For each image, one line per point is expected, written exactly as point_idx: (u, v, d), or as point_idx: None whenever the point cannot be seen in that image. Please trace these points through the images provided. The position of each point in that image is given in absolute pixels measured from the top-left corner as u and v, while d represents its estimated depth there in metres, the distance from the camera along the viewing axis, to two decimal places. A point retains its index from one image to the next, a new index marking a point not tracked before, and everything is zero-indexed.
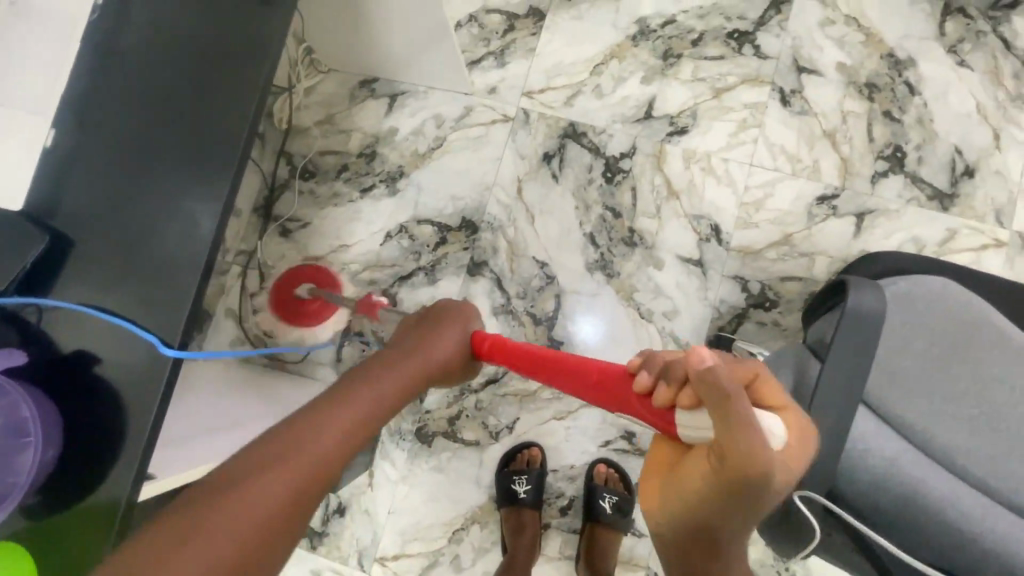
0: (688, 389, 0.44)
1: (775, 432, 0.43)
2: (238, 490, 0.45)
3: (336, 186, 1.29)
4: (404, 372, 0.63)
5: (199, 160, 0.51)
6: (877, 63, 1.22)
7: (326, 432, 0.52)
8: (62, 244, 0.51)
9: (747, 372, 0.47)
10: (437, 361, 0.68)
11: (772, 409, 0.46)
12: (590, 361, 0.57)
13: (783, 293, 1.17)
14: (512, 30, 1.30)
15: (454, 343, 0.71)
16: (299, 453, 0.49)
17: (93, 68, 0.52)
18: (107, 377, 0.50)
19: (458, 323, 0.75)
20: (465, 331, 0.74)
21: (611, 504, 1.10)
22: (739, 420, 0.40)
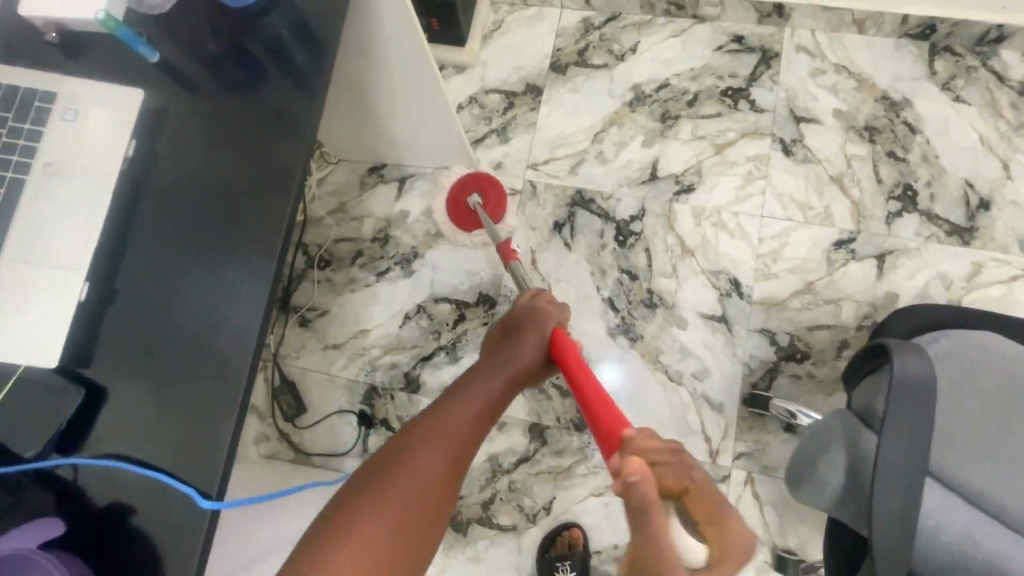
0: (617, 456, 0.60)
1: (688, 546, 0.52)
2: (404, 471, 0.64)
3: (352, 272, 1.30)
4: (503, 378, 0.81)
5: (232, 294, 0.52)
6: (873, 106, 1.24)
7: (454, 423, 0.71)
8: (96, 397, 0.50)
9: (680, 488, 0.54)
10: (523, 365, 0.85)
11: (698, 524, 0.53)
12: (610, 407, 0.68)
13: (813, 343, 1.14)
14: (511, 107, 1.35)
15: (534, 350, 0.87)
16: (437, 445, 0.68)
17: (123, 217, 0.53)
18: (143, 535, 0.48)
19: (537, 330, 0.89)
20: (543, 335, 0.89)
21: None
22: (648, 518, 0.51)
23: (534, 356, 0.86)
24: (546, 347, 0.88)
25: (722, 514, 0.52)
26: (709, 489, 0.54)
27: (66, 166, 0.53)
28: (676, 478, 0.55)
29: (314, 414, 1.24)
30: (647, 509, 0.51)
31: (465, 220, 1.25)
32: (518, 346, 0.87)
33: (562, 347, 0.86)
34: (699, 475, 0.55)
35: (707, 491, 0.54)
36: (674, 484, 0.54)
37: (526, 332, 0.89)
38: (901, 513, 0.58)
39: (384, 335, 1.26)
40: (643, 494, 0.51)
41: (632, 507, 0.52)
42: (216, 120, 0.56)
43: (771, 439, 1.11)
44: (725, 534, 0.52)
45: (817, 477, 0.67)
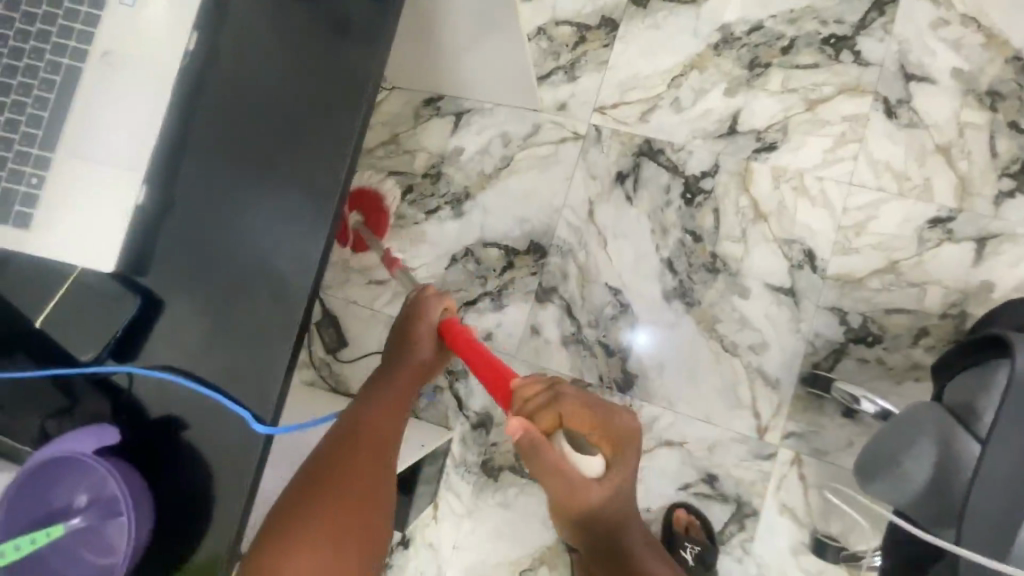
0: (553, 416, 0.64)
1: (594, 469, 0.64)
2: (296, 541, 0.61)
3: (400, 209, 1.26)
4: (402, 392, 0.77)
5: (291, 212, 0.49)
6: (1001, 68, 1.08)
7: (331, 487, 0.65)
8: (150, 306, 0.48)
9: (553, 418, 0.64)
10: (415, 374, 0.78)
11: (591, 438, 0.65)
12: (491, 368, 0.71)
13: (888, 328, 1.05)
14: (582, 43, 1.23)
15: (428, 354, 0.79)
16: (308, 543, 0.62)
17: (184, 121, 0.50)
18: (200, 453, 0.47)
19: (425, 333, 0.79)
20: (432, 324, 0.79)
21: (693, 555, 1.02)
22: (555, 475, 0.63)
23: (427, 350, 0.79)
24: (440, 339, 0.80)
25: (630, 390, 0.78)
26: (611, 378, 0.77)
27: (123, 57, 0.48)
28: (552, 412, 0.64)
29: (354, 347, 1.25)
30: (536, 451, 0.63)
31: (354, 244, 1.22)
32: (416, 347, 0.79)
33: (457, 338, 0.76)
34: (568, 402, 0.66)
35: (578, 412, 0.65)
36: (550, 420, 0.64)
37: (413, 337, 0.79)
38: (991, 526, 0.54)
39: (429, 276, 1.23)
40: (528, 437, 0.62)
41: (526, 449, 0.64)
42: (282, 18, 0.51)
43: (828, 423, 1.05)
44: (612, 432, 0.67)
45: (898, 471, 0.63)
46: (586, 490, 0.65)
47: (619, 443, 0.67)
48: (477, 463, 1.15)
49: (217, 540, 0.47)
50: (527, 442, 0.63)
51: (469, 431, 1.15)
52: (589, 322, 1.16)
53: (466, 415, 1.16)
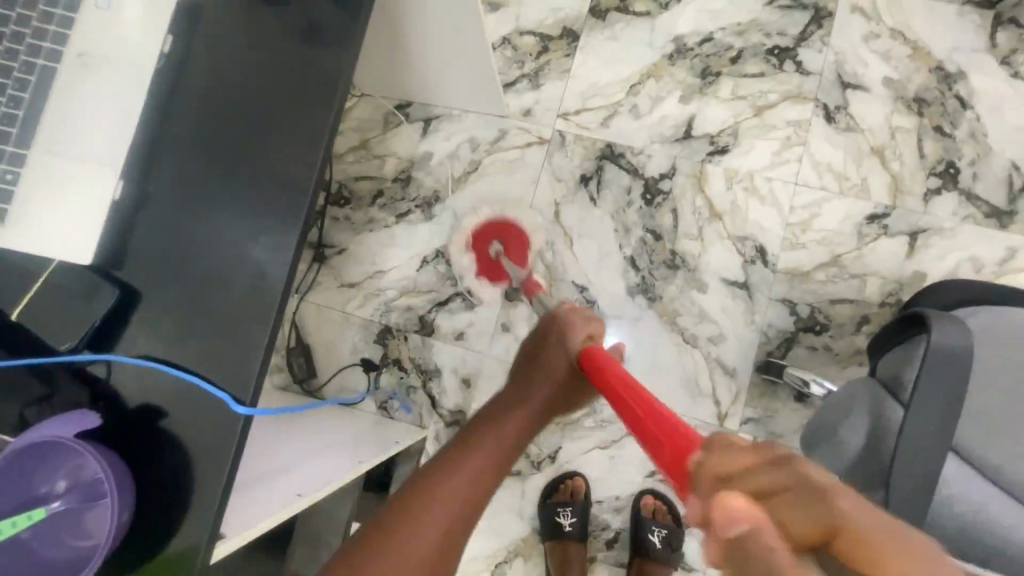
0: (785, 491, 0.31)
1: None
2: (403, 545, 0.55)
3: (371, 213, 1.28)
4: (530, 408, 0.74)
5: (266, 204, 0.51)
6: (926, 77, 1.18)
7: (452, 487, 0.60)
8: (127, 297, 0.50)
9: (817, 532, 0.28)
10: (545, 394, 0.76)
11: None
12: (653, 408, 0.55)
13: (834, 317, 1.13)
14: (545, 52, 1.29)
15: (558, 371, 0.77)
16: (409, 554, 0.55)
17: (159, 119, 0.52)
18: (178, 436, 0.49)
19: (558, 350, 0.78)
20: (569, 348, 0.77)
21: (660, 539, 1.06)
22: None
23: (562, 370, 0.77)
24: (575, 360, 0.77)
25: (933, 561, 0.27)
26: (872, 528, 0.28)
27: (98, 58, 0.50)
28: (787, 490, 0.32)
29: (327, 350, 1.26)
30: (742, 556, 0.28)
31: (494, 274, 1.17)
32: (546, 361, 0.78)
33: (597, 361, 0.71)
34: (847, 505, 0.29)
35: (861, 515, 0.28)
36: (783, 501, 0.31)
37: (546, 353, 0.79)
38: (918, 482, 0.58)
39: (400, 278, 1.25)
40: (725, 509, 0.30)
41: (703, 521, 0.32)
42: (255, 22, 0.53)
43: (782, 407, 1.12)
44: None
45: (836, 441, 0.68)
46: None
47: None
48: None
49: (193, 527, 0.48)
50: (718, 516, 0.30)
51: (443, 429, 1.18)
52: None
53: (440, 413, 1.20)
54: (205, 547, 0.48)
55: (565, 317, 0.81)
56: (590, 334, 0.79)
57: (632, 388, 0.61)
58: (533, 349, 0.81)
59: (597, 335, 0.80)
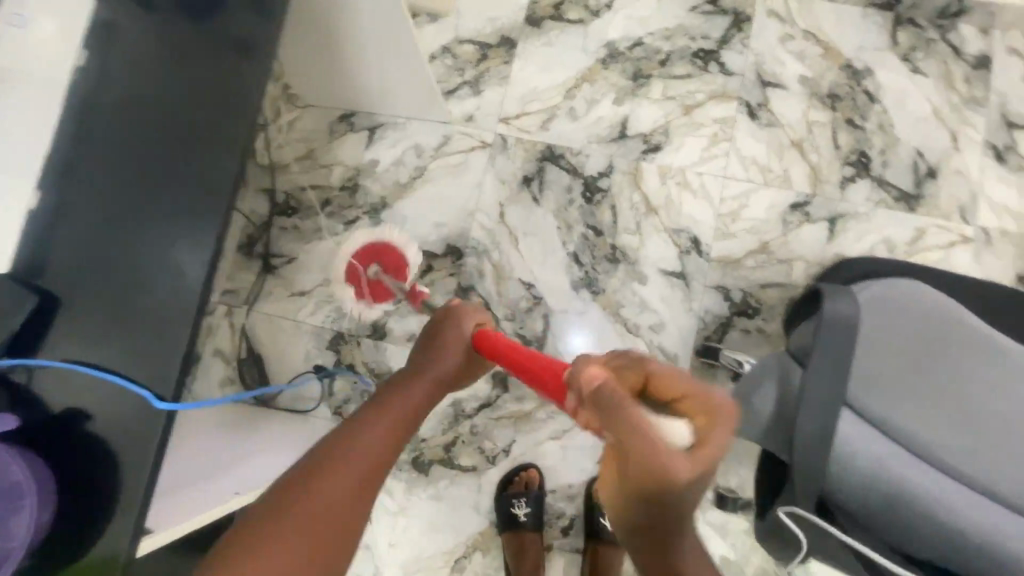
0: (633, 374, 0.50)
1: (682, 435, 0.46)
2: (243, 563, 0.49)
3: (320, 221, 1.30)
4: (415, 395, 0.64)
5: (183, 206, 0.53)
6: (837, 74, 1.27)
7: (309, 500, 0.52)
8: (48, 303, 0.51)
9: (634, 380, 0.50)
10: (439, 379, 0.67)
11: (668, 403, 0.49)
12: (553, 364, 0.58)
13: (765, 301, 1.20)
14: (485, 59, 1.34)
15: (451, 362, 0.68)
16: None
17: (75, 128, 0.54)
18: (103, 435, 0.50)
19: (455, 337, 0.69)
20: (466, 334, 0.69)
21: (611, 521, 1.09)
22: (632, 428, 0.45)
23: (454, 359, 0.68)
24: (473, 349, 0.69)
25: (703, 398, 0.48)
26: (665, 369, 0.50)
27: (16, 75, 0.53)
28: (637, 372, 0.51)
29: (279, 359, 1.26)
30: (616, 403, 0.46)
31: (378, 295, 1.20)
32: (442, 351, 0.68)
33: (496, 347, 0.65)
34: (660, 371, 0.50)
35: (673, 375, 0.49)
36: (634, 376, 0.50)
37: (442, 338, 0.69)
38: (813, 437, 0.65)
39: (351, 284, 1.27)
40: (605, 388, 0.47)
41: (595, 402, 0.48)
42: (170, 35, 0.56)
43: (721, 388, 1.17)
44: (707, 435, 0.46)
45: (750, 409, 0.74)
46: (670, 456, 0.44)
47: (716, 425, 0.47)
48: (408, 460, 1.18)
49: (121, 526, 0.49)
50: (606, 395, 0.47)
51: None
52: (506, 316, 1.23)
53: None
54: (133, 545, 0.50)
55: (457, 309, 0.72)
56: (481, 322, 0.71)
57: (539, 360, 0.59)
58: (425, 336, 0.71)
59: (490, 320, 0.74)
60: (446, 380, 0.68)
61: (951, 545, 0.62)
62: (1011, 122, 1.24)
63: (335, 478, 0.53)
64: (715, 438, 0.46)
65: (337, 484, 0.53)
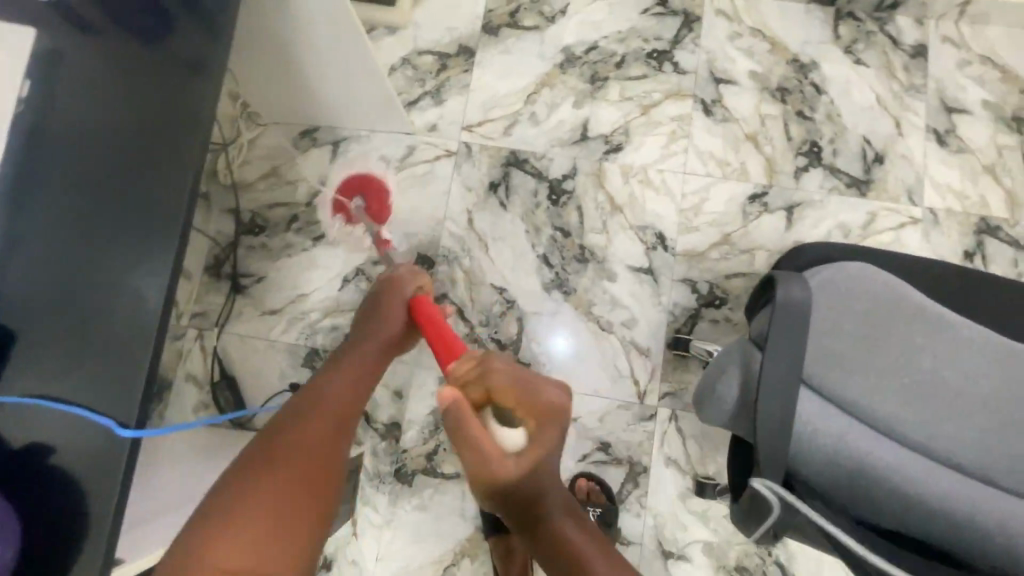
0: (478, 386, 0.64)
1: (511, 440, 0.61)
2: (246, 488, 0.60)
3: (288, 238, 1.29)
4: (370, 354, 0.84)
5: (137, 231, 0.53)
6: (785, 68, 1.32)
7: (279, 453, 0.64)
8: (4, 339, 0.51)
9: (512, 394, 0.61)
10: (377, 345, 0.85)
11: (524, 414, 0.61)
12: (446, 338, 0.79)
13: (730, 291, 1.23)
14: (444, 69, 1.35)
15: (393, 320, 0.88)
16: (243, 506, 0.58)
17: (20, 160, 0.53)
18: (66, 468, 0.50)
19: (397, 298, 0.91)
20: (404, 300, 0.90)
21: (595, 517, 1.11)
22: (471, 425, 0.59)
23: (397, 326, 0.88)
24: (410, 313, 0.89)
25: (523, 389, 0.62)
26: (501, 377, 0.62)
27: None
28: (480, 385, 0.64)
29: (254, 380, 1.25)
30: (489, 386, 0.63)
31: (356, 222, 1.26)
32: (381, 318, 0.88)
33: (426, 315, 0.85)
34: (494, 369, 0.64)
35: (503, 369, 0.63)
36: (495, 383, 0.62)
37: (387, 303, 0.90)
38: (774, 419, 0.68)
39: (323, 299, 1.26)
40: (490, 373, 0.64)
41: (482, 391, 0.64)
42: (116, 63, 0.56)
43: (693, 378, 1.20)
44: (536, 421, 0.60)
45: (716, 396, 0.76)
46: (495, 454, 0.58)
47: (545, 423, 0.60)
48: (391, 472, 1.18)
49: (88, 560, 0.49)
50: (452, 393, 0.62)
51: (379, 443, 1.19)
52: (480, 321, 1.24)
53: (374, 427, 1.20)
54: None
55: (396, 276, 0.96)
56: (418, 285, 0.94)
57: (434, 333, 0.81)
58: (375, 305, 0.91)
59: (425, 285, 0.97)
60: (391, 344, 0.87)
61: (913, 510, 0.64)
62: (949, 106, 1.30)
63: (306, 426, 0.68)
64: (552, 427, 0.60)
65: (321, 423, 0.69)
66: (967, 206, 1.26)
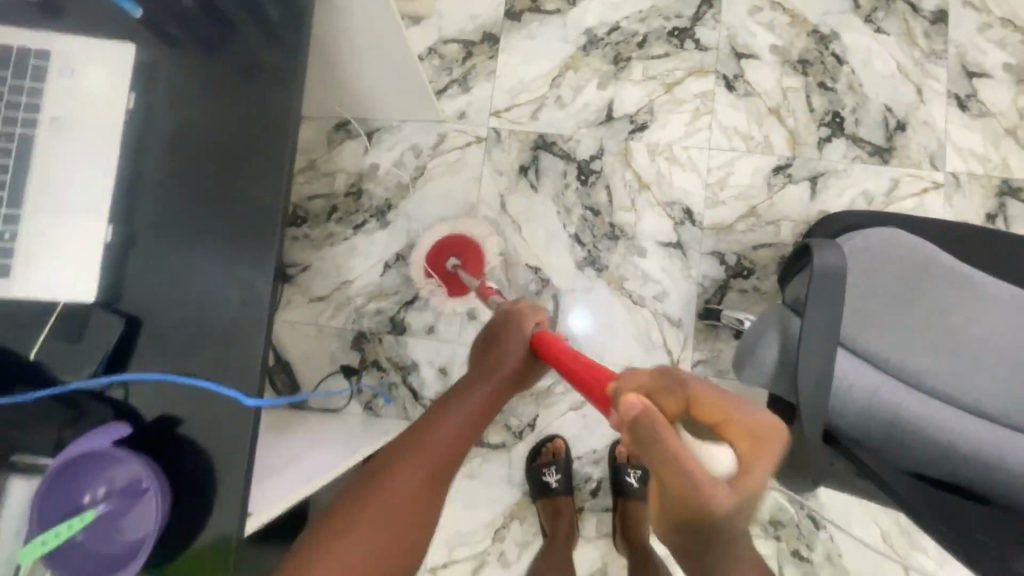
0: (673, 395, 0.48)
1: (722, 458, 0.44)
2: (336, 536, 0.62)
3: (329, 228, 1.35)
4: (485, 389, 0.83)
5: (242, 226, 0.59)
6: (805, 40, 1.34)
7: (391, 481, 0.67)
8: (133, 325, 0.57)
9: (679, 399, 0.48)
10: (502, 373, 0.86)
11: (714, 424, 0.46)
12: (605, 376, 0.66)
13: (758, 261, 1.28)
14: (471, 56, 1.39)
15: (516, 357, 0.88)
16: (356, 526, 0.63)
17: (131, 166, 0.59)
18: (197, 436, 0.56)
19: (517, 335, 0.90)
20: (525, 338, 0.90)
21: (636, 478, 1.17)
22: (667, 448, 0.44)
23: (515, 360, 0.87)
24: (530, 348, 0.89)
25: (756, 418, 0.45)
26: (710, 391, 0.47)
27: (71, 120, 0.57)
28: (674, 395, 0.48)
29: (305, 363, 1.32)
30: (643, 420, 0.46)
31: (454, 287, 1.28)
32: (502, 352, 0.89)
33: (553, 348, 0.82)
34: (695, 383, 0.48)
35: (705, 387, 0.48)
36: (676, 401, 0.48)
37: (505, 338, 0.90)
38: (816, 376, 0.73)
39: (367, 285, 1.33)
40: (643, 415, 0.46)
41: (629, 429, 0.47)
42: (205, 70, 0.61)
43: (725, 345, 1.26)
44: (740, 423, 0.45)
45: (755, 358, 0.82)
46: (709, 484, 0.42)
47: (765, 447, 0.45)
48: None
49: (224, 518, 0.56)
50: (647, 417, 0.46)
51: None
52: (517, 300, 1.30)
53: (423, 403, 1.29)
54: (237, 534, 0.56)
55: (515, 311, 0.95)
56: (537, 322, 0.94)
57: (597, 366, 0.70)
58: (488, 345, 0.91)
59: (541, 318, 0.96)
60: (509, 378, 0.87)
61: (948, 460, 0.68)
62: (970, 71, 1.32)
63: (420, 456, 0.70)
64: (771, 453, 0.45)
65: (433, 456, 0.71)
66: (988, 169, 1.29)
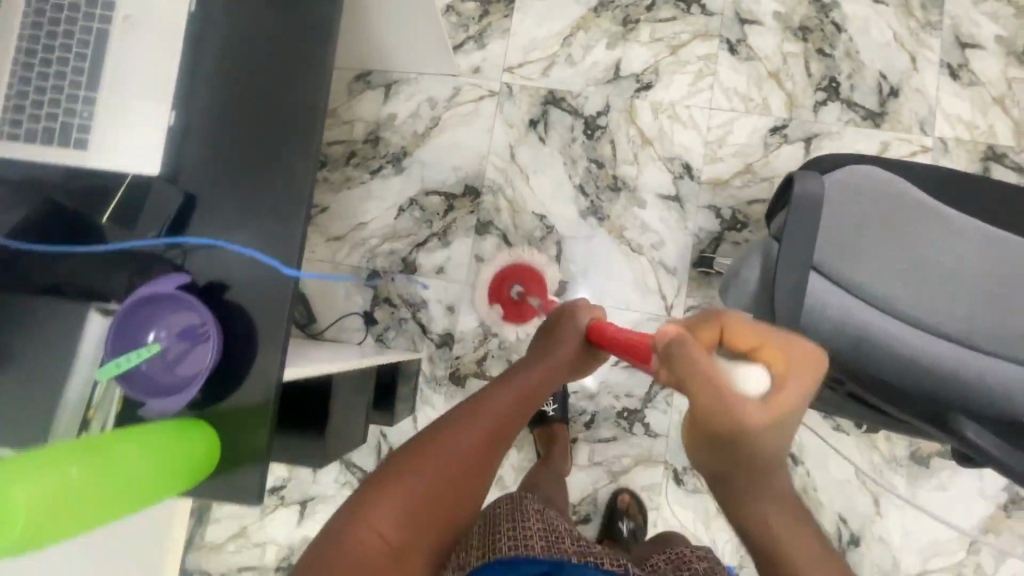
0: (711, 329, 0.61)
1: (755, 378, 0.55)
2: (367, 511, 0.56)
3: (347, 172, 1.43)
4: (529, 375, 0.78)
5: (285, 120, 0.67)
6: (807, 8, 1.40)
7: (439, 449, 0.62)
8: (189, 198, 0.66)
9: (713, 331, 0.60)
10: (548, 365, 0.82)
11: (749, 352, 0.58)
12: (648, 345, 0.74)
13: (751, 215, 1.35)
14: (487, 14, 1.45)
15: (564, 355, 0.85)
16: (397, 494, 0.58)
17: (191, 63, 0.67)
18: (242, 297, 0.65)
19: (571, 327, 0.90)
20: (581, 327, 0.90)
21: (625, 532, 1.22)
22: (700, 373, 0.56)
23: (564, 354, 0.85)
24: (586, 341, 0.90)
25: (786, 343, 0.58)
26: (740, 323, 0.60)
27: (141, 19, 0.65)
28: (712, 329, 0.61)
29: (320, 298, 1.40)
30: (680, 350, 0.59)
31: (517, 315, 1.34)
32: (559, 342, 0.87)
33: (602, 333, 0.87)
34: (734, 322, 0.60)
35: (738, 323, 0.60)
36: (712, 332, 0.60)
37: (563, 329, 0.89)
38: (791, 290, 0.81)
39: (381, 226, 1.41)
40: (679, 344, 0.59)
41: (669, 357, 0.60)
42: None
43: (716, 293, 1.34)
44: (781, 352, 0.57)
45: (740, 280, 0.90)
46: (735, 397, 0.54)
47: (795, 367, 0.56)
48: (446, 375, 1.36)
49: (263, 371, 0.65)
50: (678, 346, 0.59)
51: (435, 350, 1.37)
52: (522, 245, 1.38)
53: (431, 337, 1.37)
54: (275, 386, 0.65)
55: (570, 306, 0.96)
56: (594, 315, 0.94)
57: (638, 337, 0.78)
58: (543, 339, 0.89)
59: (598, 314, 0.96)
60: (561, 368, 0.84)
61: (910, 368, 0.78)
62: (963, 42, 1.38)
63: (466, 432, 0.65)
64: (802, 378, 0.56)
65: (478, 437, 0.66)
66: (975, 135, 1.35)
